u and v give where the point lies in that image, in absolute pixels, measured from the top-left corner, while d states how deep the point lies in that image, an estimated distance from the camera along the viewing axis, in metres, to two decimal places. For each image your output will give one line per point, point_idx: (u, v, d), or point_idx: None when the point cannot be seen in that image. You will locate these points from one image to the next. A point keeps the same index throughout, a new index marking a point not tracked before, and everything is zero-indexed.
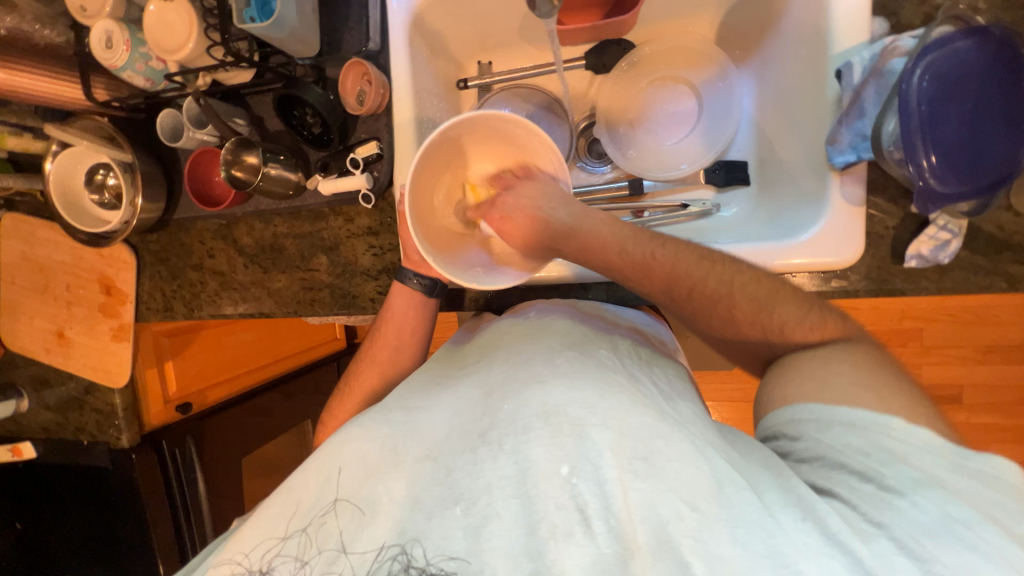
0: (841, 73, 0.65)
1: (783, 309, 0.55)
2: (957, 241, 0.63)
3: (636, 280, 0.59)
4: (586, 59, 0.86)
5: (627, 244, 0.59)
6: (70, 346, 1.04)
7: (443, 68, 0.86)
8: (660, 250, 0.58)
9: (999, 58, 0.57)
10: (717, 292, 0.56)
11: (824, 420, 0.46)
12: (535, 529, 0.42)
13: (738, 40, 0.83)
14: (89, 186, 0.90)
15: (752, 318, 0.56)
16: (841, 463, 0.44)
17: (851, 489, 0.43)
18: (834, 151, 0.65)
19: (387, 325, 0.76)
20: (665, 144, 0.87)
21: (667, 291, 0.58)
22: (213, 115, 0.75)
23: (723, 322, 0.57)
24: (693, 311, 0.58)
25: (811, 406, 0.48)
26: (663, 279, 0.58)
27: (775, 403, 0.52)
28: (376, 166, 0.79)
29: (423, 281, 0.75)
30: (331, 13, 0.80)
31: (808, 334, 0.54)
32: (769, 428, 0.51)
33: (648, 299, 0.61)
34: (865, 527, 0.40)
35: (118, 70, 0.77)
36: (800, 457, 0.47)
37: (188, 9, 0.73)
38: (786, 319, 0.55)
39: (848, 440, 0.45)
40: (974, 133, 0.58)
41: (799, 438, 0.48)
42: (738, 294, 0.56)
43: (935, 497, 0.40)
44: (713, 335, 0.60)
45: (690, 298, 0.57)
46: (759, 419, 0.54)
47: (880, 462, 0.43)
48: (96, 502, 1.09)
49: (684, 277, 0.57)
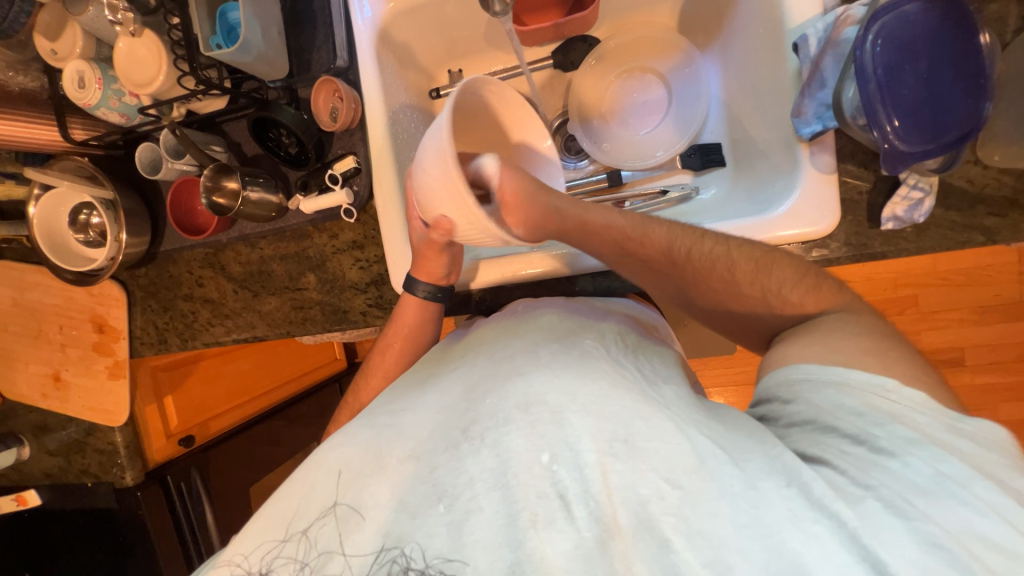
0: (799, 46, 0.66)
1: (781, 273, 0.56)
2: (929, 199, 0.63)
3: (635, 242, 0.59)
4: (553, 59, 0.88)
5: (630, 218, 0.60)
6: (67, 389, 1.04)
7: (414, 79, 0.87)
8: (658, 224, 0.60)
9: (946, 17, 0.59)
10: (714, 255, 0.58)
11: (818, 380, 0.47)
12: (516, 520, 0.42)
13: (699, 26, 0.85)
14: (74, 227, 0.91)
15: (751, 280, 0.56)
16: (833, 427, 0.44)
17: (841, 453, 0.42)
18: (800, 123, 0.67)
19: (394, 337, 0.75)
20: (638, 135, 0.88)
21: (668, 258, 0.59)
22: (189, 144, 0.76)
23: (722, 286, 0.57)
24: (691, 275, 0.58)
25: (806, 366, 0.48)
26: (661, 246, 0.59)
27: (772, 367, 0.52)
28: (355, 180, 0.80)
29: (431, 291, 0.73)
30: (298, 35, 0.81)
31: (807, 296, 0.55)
32: (766, 390, 0.51)
33: (644, 268, 0.60)
34: (852, 489, 0.39)
35: (92, 108, 0.78)
36: (790, 420, 0.47)
37: (156, 41, 0.75)
38: (782, 282, 0.56)
39: (838, 400, 0.45)
40: (933, 92, 0.59)
41: (791, 401, 0.48)
42: (735, 254, 0.57)
43: (928, 457, 0.40)
44: (712, 311, 0.60)
45: (690, 258, 0.58)
46: (756, 381, 0.54)
47: (873, 422, 0.43)
48: (105, 544, 1.08)
49: (682, 241, 0.58)
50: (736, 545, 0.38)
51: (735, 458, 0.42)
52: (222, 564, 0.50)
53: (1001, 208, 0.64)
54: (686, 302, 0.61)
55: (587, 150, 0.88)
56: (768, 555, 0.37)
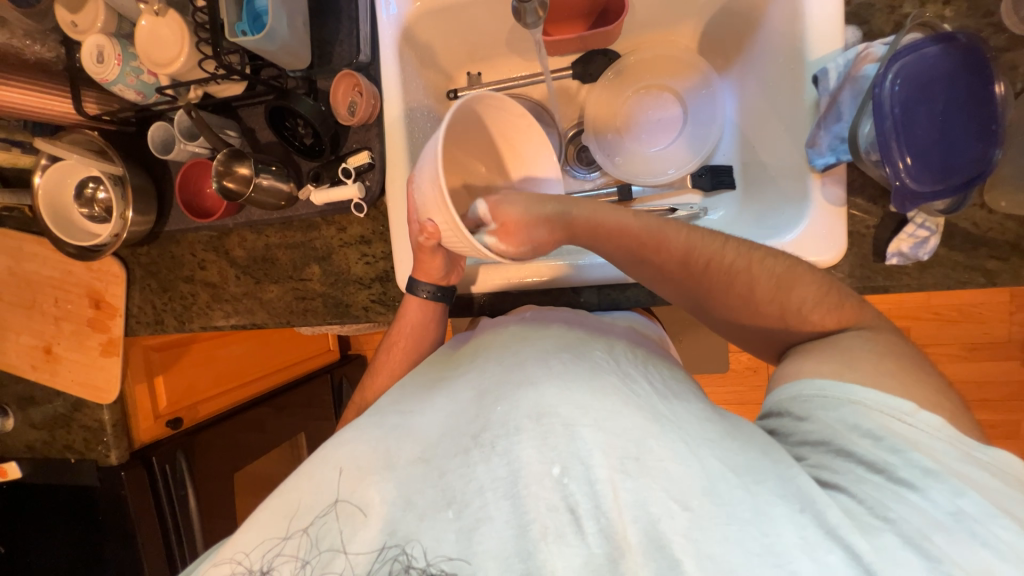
0: (818, 78, 0.67)
1: (802, 290, 0.56)
2: (935, 238, 0.65)
3: (652, 251, 0.59)
4: (574, 68, 0.88)
5: (646, 221, 0.59)
6: (57, 362, 1.03)
7: (433, 79, 0.87)
8: (675, 231, 0.58)
9: (965, 62, 0.60)
10: (734, 267, 0.57)
11: (834, 398, 0.48)
12: (527, 531, 0.42)
13: (719, 49, 0.85)
14: (79, 200, 0.90)
15: (772, 297, 0.56)
16: (848, 451, 0.45)
17: (859, 479, 0.43)
18: (814, 153, 0.68)
19: (398, 335, 0.76)
20: (650, 150, 0.89)
21: (685, 267, 0.58)
22: (205, 127, 0.76)
23: (742, 299, 0.58)
24: (709, 286, 0.59)
25: (820, 381, 0.49)
26: (680, 254, 0.58)
27: (786, 381, 0.53)
28: (368, 175, 0.80)
29: (436, 291, 0.74)
30: (322, 26, 0.81)
31: (825, 319, 0.55)
32: (776, 403, 0.52)
33: (661, 276, 0.61)
34: (870, 521, 0.40)
35: (109, 84, 0.78)
36: (802, 439, 0.48)
37: (180, 22, 0.74)
38: (804, 299, 0.56)
39: (852, 419, 0.46)
40: (946, 134, 0.60)
41: (805, 418, 0.49)
42: (756, 269, 0.57)
43: (947, 492, 0.40)
44: (726, 317, 0.61)
45: (708, 270, 0.58)
46: (768, 391, 0.55)
47: (889, 450, 0.43)
48: (83, 523, 1.07)
49: (701, 252, 0.58)
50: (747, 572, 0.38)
51: (746, 481, 0.42)
52: (221, 562, 0.49)
53: (1003, 252, 0.65)
54: (701, 307, 0.62)
55: (598, 162, 0.89)
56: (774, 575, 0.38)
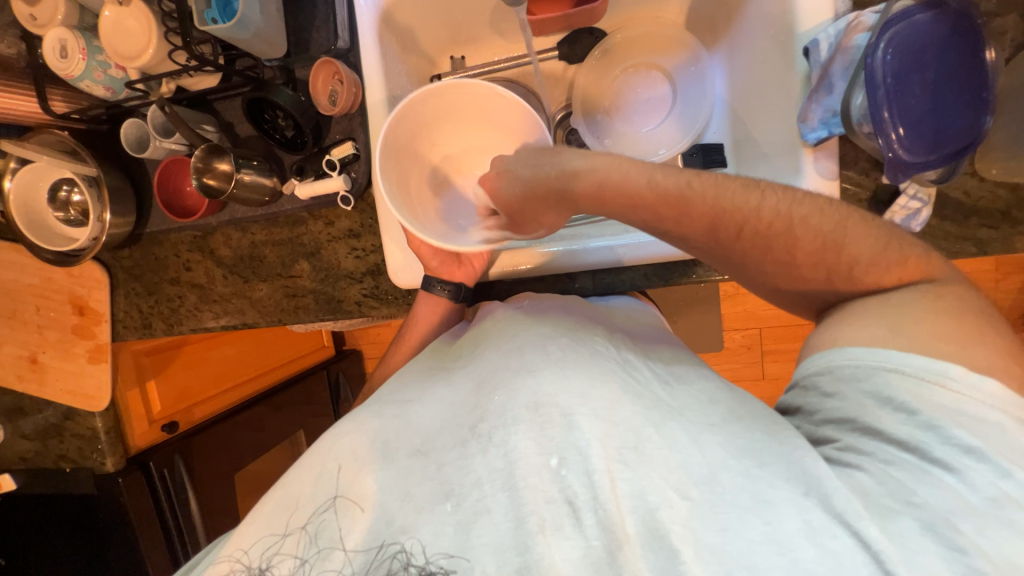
0: (809, 50, 0.66)
1: (853, 250, 0.53)
2: (926, 210, 0.65)
3: (678, 221, 0.56)
4: (558, 50, 0.86)
5: (664, 186, 0.55)
6: (43, 372, 1.01)
7: (415, 64, 0.85)
8: (700, 195, 0.55)
9: (955, 28, 0.59)
10: (773, 232, 0.55)
11: (868, 369, 0.48)
12: (524, 524, 0.42)
13: (706, 24, 0.83)
14: (53, 204, 0.87)
15: (816, 259, 0.55)
16: (880, 429, 0.45)
17: (889, 458, 0.44)
18: (806, 128, 0.67)
19: (411, 337, 0.76)
20: (641, 131, 0.87)
21: (715, 236, 0.56)
22: (180, 122, 0.73)
23: (782, 264, 0.56)
24: (746, 250, 0.57)
25: (858, 351, 0.49)
26: (707, 219, 0.55)
27: (819, 349, 0.52)
28: (354, 167, 0.78)
29: (448, 287, 0.74)
30: (296, 12, 0.78)
31: (885, 276, 0.53)
32: (805, 378, 0.53)
33: (691, 243, 0.59)
34: (891, 504, 0.41)
35: (75, 80, 0.74)
36: (828, 417, 0.49)
37: (146, 11, 0.71)
38: (856, 258, 0.53)
39: (889, 391, 0.46)
40: (937, 103, 0.60)
41: (832, 394, 0.49)
42: (799, 228, 0.54)
43: (989, 473, 0.40)
44: (768, 280, 0.59)
45: (742, 235, 0.56)
46: (799, 361, 0.55)
47: (925, 426, 0.44)
48: (83, 531, 1.06)
49: (732, 211, 0.55)
50: (747, 562, 0.38)
51: (749, 467, 0.42)
52: (222, 560, 0.49)
53: (993, 221, 0.65)
54: (740, 272, 0.60)
55: (588, 144, 0.87)
56: (779, 564, 0.38)
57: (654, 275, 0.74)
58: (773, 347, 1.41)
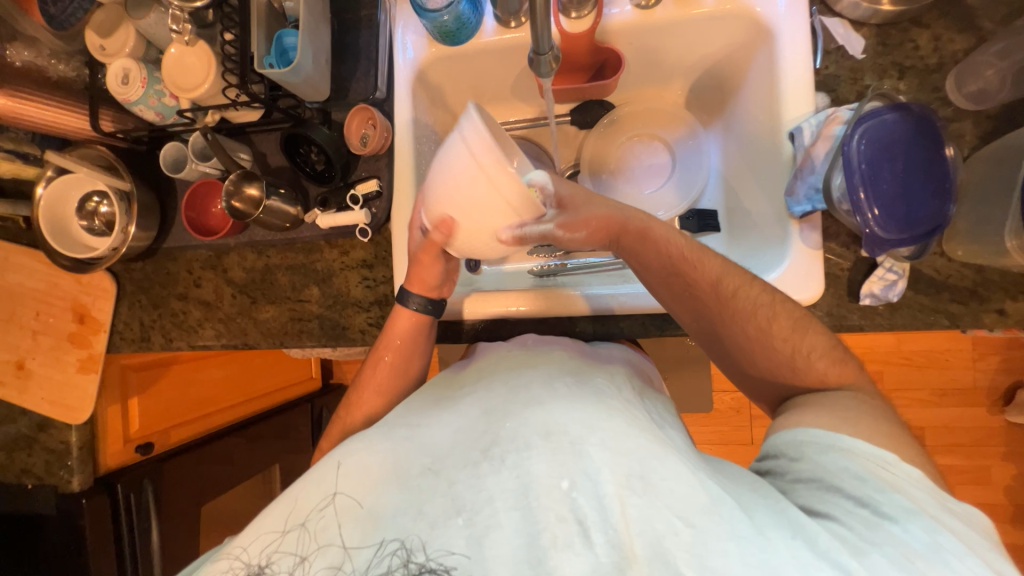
0: (794, 135, 0.74)
1: (813, 337, 0.60)
2: (902, 281, 0.71)
3: (688, 272, 0.62)
4: (571, 116, 0.96)
5: (689, 243, 0.64)
6: (28, 377, 0.99)
7: (442, 117, 0.93)
8: (712, 258, 0.63)
9: (919, 128, 0.68)
10: (758, 302, 0.61)
11: (825, 444, 0.50)
12: (537, 539, 0.42)
13: (703, 105, 0.94)
14: (80, 213, 0.90)
15: (786, 335, 0.60)
16: (839, 487, 0.47)
17: (847, 511, 0.45)
18: (792, 201, 0.74)
19: (386, 350, 0.75)
20: (644, 192, 0.94)
21: (713, 292, 0.62)
22: (218, 148, 0.79)
23: (757, 334, 0.61)
24: (728, 314, 0.61)
25: (813, 430, 0.52)
26: (711, 279, 0.62)
27: (783, 428, 0.55)
28: (375, 203, 0.84)
29: (426, 303, 0.74)
30: (341, 64, 0.87)
31: (850, 379, 0.58)
32: (773, 446, 0.55)
33: (691, 303, 0.63)
34: (860, 544, 0.42)
35: (131, 104, 0.81)
36: (797, 476, 0.50)
37: (209, 53, 0.79)
38: (810, 348, 0.59)
39: (844, 464, 0.48)
40: (908, 190, 0.67)
41: (798, 459, 0.51)
42: (781, 305, 0.61)
43: (924, 526, 0.43)
44: (739, 355, 0.63)
45: (737, 294, 0.61)
46: (768, 436, 0.57)
47: (874, 488, 0.46)
48: (31, 557, 0.99)
49: (729, 280, 0.62)
50: None
51: (743, 506, 0.44)
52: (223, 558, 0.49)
53: (963, 298, 0.71)
54: (726, 347, 0.64)
55: None
56: None
57: (650, 324, 0.77)
58: (762, 412, 1.42)
